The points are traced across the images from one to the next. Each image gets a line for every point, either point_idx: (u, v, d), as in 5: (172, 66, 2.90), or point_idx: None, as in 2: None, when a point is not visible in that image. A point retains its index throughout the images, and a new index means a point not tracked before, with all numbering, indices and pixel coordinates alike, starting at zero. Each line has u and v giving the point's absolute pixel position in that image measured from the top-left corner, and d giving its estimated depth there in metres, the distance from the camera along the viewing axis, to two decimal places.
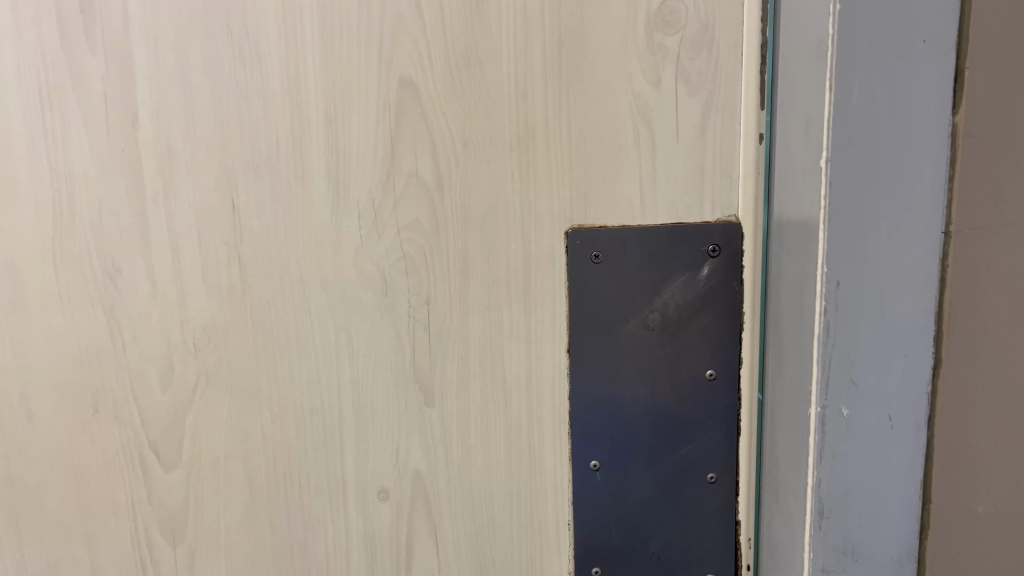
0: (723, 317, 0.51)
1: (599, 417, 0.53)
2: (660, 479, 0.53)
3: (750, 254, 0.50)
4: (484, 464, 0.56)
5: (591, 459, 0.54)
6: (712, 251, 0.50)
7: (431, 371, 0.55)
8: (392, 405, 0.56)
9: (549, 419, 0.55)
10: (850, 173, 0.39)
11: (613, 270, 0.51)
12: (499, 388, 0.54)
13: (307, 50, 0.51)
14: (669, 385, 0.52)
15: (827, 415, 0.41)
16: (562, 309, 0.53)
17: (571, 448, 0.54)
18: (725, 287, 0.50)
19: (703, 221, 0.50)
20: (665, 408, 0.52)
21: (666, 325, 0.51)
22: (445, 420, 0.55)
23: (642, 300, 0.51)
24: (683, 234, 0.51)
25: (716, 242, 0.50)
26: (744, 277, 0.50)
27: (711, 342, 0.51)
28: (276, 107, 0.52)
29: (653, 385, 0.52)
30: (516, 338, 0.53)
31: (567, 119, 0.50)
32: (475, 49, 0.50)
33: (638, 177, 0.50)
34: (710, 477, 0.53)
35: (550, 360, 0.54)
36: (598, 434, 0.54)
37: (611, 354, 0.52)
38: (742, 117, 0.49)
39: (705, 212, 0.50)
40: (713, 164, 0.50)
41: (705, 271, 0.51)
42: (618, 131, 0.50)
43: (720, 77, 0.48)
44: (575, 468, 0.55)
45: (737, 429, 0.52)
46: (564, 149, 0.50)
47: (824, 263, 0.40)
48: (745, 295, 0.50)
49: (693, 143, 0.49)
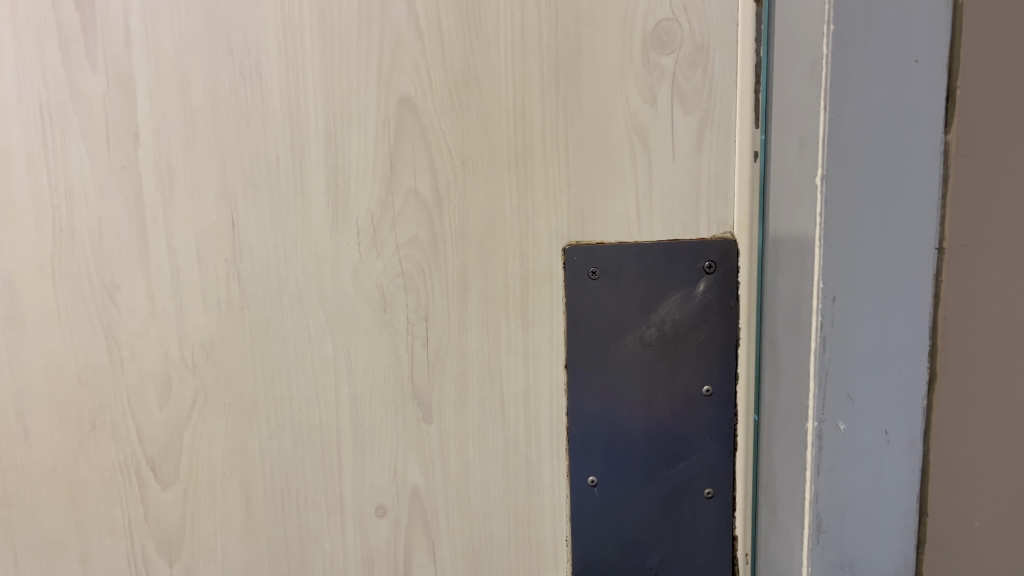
0: (719, 333, 0.51)
1: (597, 432, 0.54)
2: (657, 495, 0.53)
3: (745, 270, 0.50)
4: (483, 481, 0.56)
5: (589, 475, 0.54)
6: (708, 267, 0.51)
7: (430, 388, 0.55)
8: (391, 422, 0.56)
9: (547, 435, 0.55)
10: (845, 190, 0.39)
11: (610, 286, 0.52)
12: (496, 405, 0.55)
13: (307, 68, 0.52)
14: (666, 401, 0.52)
15: (824, 429, 0.41)
16: (560, 325, 0.53)
17: (569, 464, 0.55)
18: (721, 302, 0.51)
19: (699, 238, 0.51)
20: (662, 424, 0.53)
21: (663, 342, 0.52)
22: (444, 436, 0.55)
23: (639, 317, 0.52)
24: (680, 251, 0.51)
25: (711, 259, 0.51)
26: (739, 293, 0.51)
27: (709, 358, 0.52)
28: (276, 125, 0.53)
29: (651, 400, 0.52)
30: (514, 354, 0.54)
31: (565, 137, 0.50)
32: (474, 68, 0.50)
33: (635, 194, 0.51)
34: (707, 492, 0.53)
35: (547, 377, 0.54)
36: (596, 449, 0.54)
37: (608, 370, 0.53)
38: (737, 136, 0.49)
39: (700, 229, 0.51)
40: (708, 182, 0.50)
41: (702, 287, 0.51)
42: (615, 149, 0.50)
43: (715, 97, 0.49)
44: (573, 484, 0.55)
45: (733, 444, 0.52)
46: (561, 167, 0.51)
47: (820, 279, 0.40)
48: (740, 310, 0.51)
49: (688, 162, 0.50)
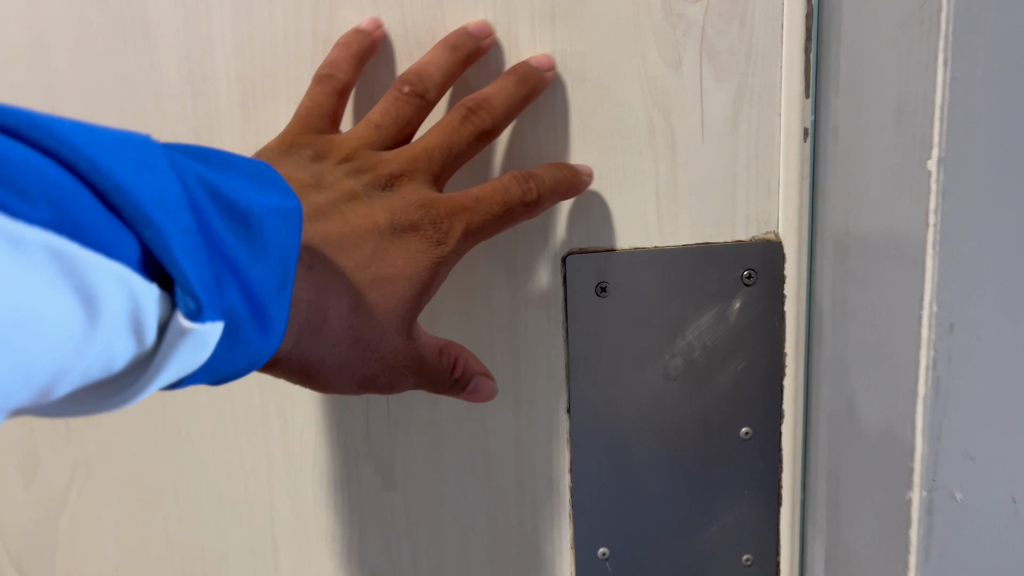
0: (760, 360, 0.41)
1: (609, 492, 0.42)
2: (684, 564, 0.43)
3: (794, 280, 0.40)
4: (462, 556, 0.44)
5: (598, 545, 0.43)
6: (747, 278, 0.40)
7: (392, 445, 0.43)
8: (339, 488, 0.44)
9: (544, 497, 0.43)
10: (974, 174, 0.28)
11: (622, 305, 0.40)
12: (477, 457, 0.43)
13: (213, 28, 0.40)
14: (694, 447, 0.41)
15: (934, 499, 0.30)
16: (561, 356, 0.41)
17: (573, 532, 0.43)
18: (763, 322, 0.40)
19: (735, 241, 0.40)
20: (691, 478, 0.42)
21: (691, 374, 0.41)
22: (410, 503, 0.44)
23: (661, 344, 0.40)
24: (711, 258, 0.40)
25: (751, 267, 0.40)
26: (785, 309, 0.40)
27: (747, 391, 0.41)
28: (177, 104, 0.41)
29: (676, 448, 0.41)
30: (501, 396, 0.42)
31: (561, 111, 0.39)
32: (439, 21, 0.38)
33: (654, 185, 0.39)
34: (745, 559, 0.43)
35: (543, 422, 0.42)
36: (607, 513, 0.42)
37: (621, 412, 0.41)
38: (782, 109, 0.38)
39: (737, 229, 0.40)
40: (747, 169, 0.39)
41: (739, 303, 0.40)
42: (628, 126, 0.38)
43: (754, 58, 0.38)
44: (579, 556, 0.43)
45: (777, 500, 0.42)
46: (558, 151, 0.39)
47: (932, 300, 0.29)
48: (787, 330, 0.40)
49: (722, 141, 0.39)
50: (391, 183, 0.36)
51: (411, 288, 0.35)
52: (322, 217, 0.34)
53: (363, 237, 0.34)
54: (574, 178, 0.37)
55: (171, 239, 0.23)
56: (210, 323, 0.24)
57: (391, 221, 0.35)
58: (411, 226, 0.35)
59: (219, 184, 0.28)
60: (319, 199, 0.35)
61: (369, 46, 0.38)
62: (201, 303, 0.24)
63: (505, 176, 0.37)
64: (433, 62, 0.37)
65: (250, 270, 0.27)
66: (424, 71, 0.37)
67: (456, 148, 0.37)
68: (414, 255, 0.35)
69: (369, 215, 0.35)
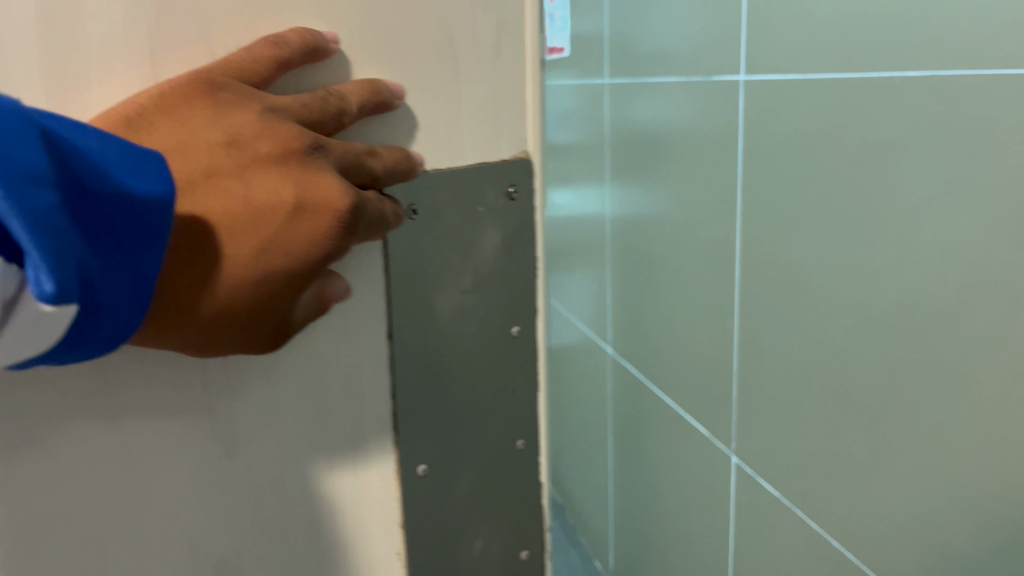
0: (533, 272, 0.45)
1: (421, 410, 0.43)
2: (482, 463, 0.46)
3: (540, 188, 0.44)
4: (304, 512, 0.42)
5: (417, 462, 0.44)
6: (511, 192, 0.43)
7: (234, 409, 0.39)
8: (177, 472, 0.38)
9: (372, 429, 0.43)
10: None
11: (425, 225, 0.41)
12: (316, 400, 0.41)
13: None
14: (482, 362, 0.44)
15: None
16: (378, 283, 0.41)
17: (395, 454, 0.43)
18: (522, 230, 0.44)
19: (500, 159, 0.42)
20: (476, 383, 0.44)
21: (475, 291, 0.43)
22: (253, 466, 0.40)
23: (457, 264, 0.42)
24: (487, 172, 0.42)
25: (515, 182, 0.43)
26: (535, 218, 0.44)
27: (518, 305, 0.45)
28: None
29: (469, 357, 0.44)
30: (331, 329, 0.40)
31: (371, 24, 0.37)
32: None
33: (443, 110, 0.40)
34: (519, 443, 0.47)
35: (364, 353, 0.41)
36: (417, 431, 0.43)
37: (424, 329, 0.42)
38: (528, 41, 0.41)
39: (504, 150, 0.42)
40: (508, 97, 0.42)
41: (510, 220, 0.43)
42: (425, 46, 0.39)
43: None
44: (399, 476, 0.44)
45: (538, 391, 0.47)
46: (377, 68, 0.38)
47: None
48: (535, 235, 0.44)
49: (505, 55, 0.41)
50: (311, 154, 0.33)
51: (306, 263, 0.32)
52: (208, 185, 0.31)
53: (264, 215, 0.31)
54: (402, 218, 0.38)
55: (40, 224, 0.21)
56: (73, 305, 0.22)
57: (300, 199, 0.32)
58: (322, 207, 0.32)
59: (93, 149, 0.25)
60: (224, 163, 0.31)
61: (322, 53, 0.35)
62: (63, 286, 0.21)
63: (393, 205, 0.36)
64: (352, 91, 0.36)
65: (111, 252, 0.25)
66: (343, 90, 0.36)
67: (361, 168, 0.35)
68: (319, 240, 0.32)
69: (276, 186, 0.32)
